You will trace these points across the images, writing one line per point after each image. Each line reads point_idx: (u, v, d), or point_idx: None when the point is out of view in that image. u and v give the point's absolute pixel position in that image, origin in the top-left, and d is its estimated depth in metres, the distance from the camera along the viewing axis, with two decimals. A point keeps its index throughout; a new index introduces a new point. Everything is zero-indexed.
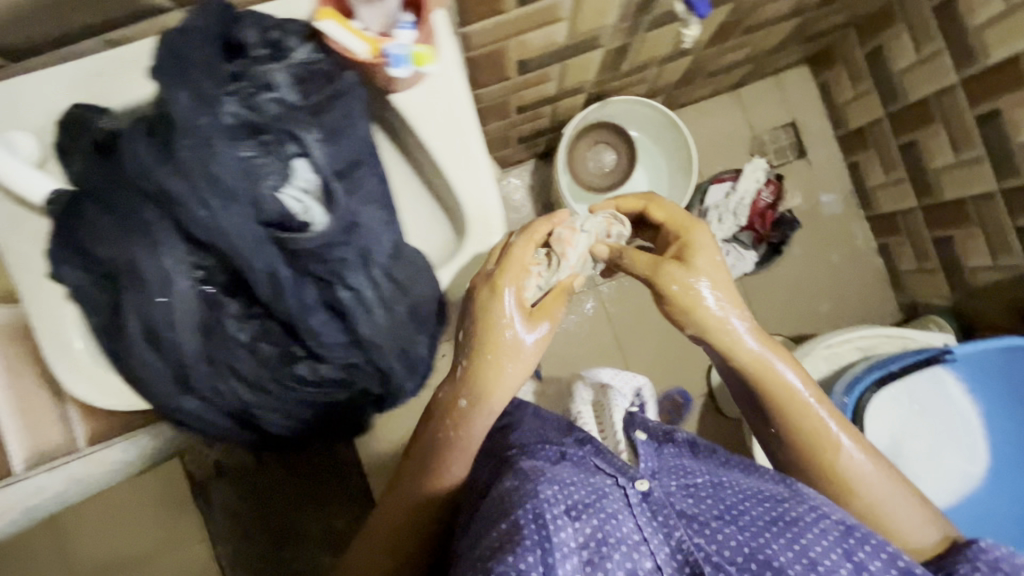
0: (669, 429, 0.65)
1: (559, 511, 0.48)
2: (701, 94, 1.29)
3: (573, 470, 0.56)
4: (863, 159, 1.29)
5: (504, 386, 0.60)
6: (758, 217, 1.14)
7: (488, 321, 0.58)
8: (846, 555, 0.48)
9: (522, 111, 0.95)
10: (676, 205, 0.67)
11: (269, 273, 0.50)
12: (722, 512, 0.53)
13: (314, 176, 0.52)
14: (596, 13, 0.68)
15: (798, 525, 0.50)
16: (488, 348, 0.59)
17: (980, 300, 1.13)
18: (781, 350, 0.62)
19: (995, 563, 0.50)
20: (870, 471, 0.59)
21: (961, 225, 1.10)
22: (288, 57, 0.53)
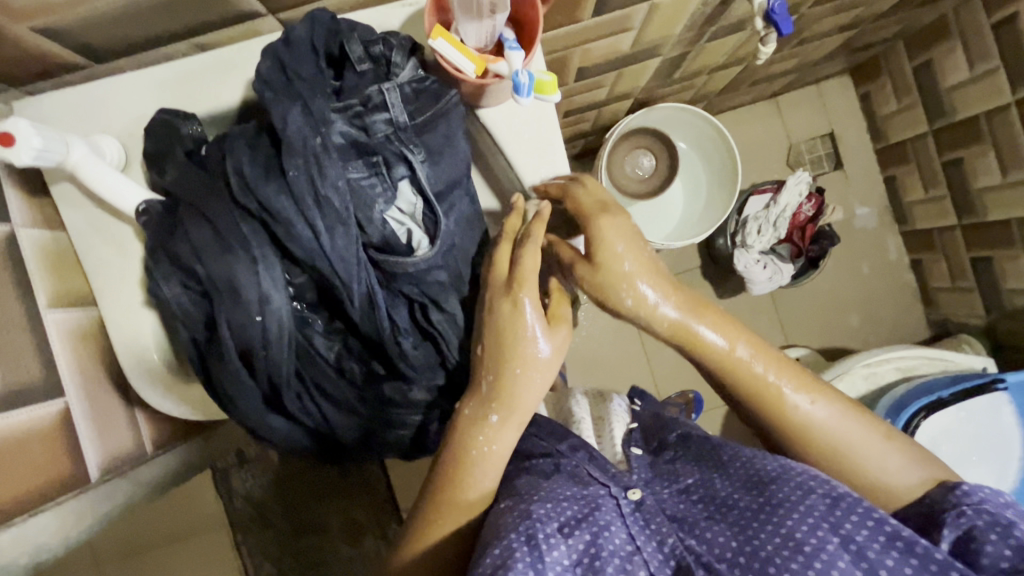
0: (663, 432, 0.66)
1: (552, 529, 0.49)
2: (741, 101, 1.27)
3: (566, 482, 0.56)
4: (901, 174, 1.27)
5: (535, 396, 0.54)
6: (797, 230, 1.13)
7: (508, 336, 0.53)
8: (833, 530, 0.45)
9: (568, 115, 0.94)
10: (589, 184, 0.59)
11: (368, 296, 0.53)
12: (712, 509, 0.52)
13: (416, 198, 0.54)
14: (665, 22, 0.66)
15: (784, 507, 0.48)
16: (512, 359, 0.53)
17: (1016, 321, 1.12)
18: (702, 310, 0.57)
19: (981, 505, 0.47)
20: (826, 422, 0.54)
21: (1002, 246, 1.09)
22: (395, 75, 0.52)
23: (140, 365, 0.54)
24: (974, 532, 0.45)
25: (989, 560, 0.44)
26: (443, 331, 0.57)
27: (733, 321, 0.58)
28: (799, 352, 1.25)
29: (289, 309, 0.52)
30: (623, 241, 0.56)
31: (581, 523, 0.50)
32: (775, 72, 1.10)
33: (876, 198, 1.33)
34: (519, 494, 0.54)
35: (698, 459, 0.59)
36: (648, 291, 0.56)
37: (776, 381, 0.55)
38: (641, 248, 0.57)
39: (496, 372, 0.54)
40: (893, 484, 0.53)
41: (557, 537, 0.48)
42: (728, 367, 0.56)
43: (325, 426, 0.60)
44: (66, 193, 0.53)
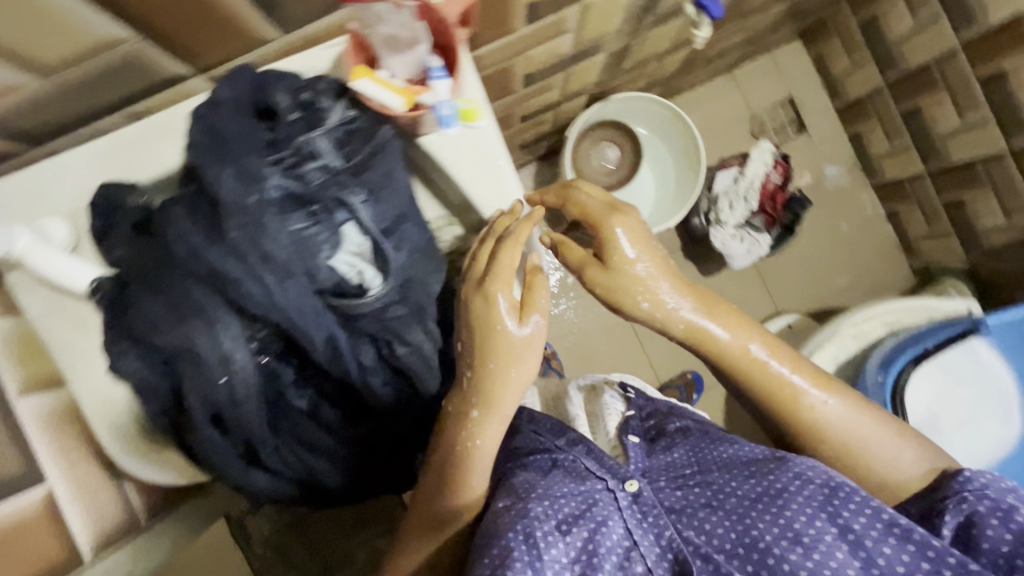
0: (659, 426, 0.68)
1: (550, 528, 0.50)
2: (697, 80, 1.28)
3: (564, 477, 0.57)
4: (864, 129, 1.28)
5: (514, 392, 0.56)
6: (769, 200, 1.14)
7: (483, 329, 0.55)
8: (830, 519, 0.48)
9: (526, 120, 0.94)
10: (596, 194, 0.62)
11: (330, 337, 0.53)
12: (710, 498, 0.53)
13: (364, 238, 0.53)
14: (601, 20, 0.67)
15: (783, 498, 0.50)
16: (487, 356, 0.55)
17: (996, 259, 1.13)
18: (717, 309, 0.60)
19: (981, 491, 0.52)
20: (838, 413, 0.59)
21: (971, 187, 1.10)
22: (324, 121, 0.53)
23: (121, 439, 0.54)
24: (975, 518, 0.50)
25: (990, 543, 0.48)
26: (413, 358, 0.58)
27: (746, 318, 0.61)
28: (790, 318, 1.26)
29: (254, 365, 0.52)
30: (633, 245, 0.59)
31: (581, 519, 0.52)
32: (726, 49, 1.11)
33: (844, 157, 1.34)
34: (518, 494, 0.55)
35: (692, 448, 0.60)
36: (665, 296, 0.59)
37: (791, 380, 0.59)
38: (654, 249, 0.60)
39: (475, 369, 0.56)
40: (892, 468, 0.58)
41: (559, 539, 0.50)
42: (745, 361, 0.60)
43: (309, 474, 0.60)
44: (20, 278, 0.54)
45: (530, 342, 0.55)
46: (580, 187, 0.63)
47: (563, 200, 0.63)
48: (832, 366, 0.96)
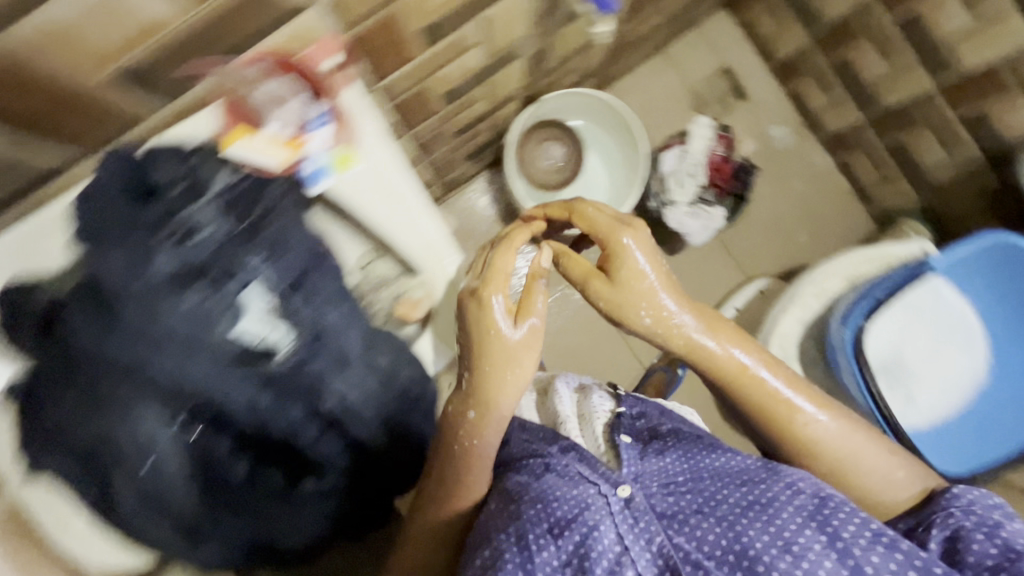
0: (654, 428, 0.67)
1: (542, 530, 0.54)
2: (629, 64, 1.28)
3: (557, 481, 0.59)
4: (802, 86, 1.29)
5: (510, 394, 0.59)
6: (716, 172, 1.14)
7: (478, 333, 0.59)
8: (820, 528, 0.52)
9: (461, 132, 0.95)
10: (598, 211, 0.65)
11: (249, 404, 0.52)
12: (701, 505, 0.57)
13: (271, 297, 0.53)
14: (508, 29, 0.68)
15: (773, 507, 0.54)
16: (491, 359, 0.59)
17: (946, 195, 1.15)
18: (721, 329, 0.64)
19: (969, 508, 0.55)
20: (831, 432, 0.63)
21: (908, 129, 1.13)
22: (209, 190, 0.52)
23: (65, 531, 0.57)
24: (962, 532, 0.54)
25: (974, 556, 0.52)
26: (346, 414, 0.57)
27: (746, 336, 0.66)
28: (761, 284, 1.26)
29: (179, 445, 0.52)
30: (639, 251, 0.62)
31: (573, 524, 0.54)
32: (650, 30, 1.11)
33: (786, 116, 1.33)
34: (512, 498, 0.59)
35: (685, 451, 0.62)
36: (670, 308, 0.62)
37: (786, 396, 0.63)
38: (660, 263, 0.63)
39: (474, 372, 0.60)
40: (882, 488, 0.62)
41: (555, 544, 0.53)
42: (741, 378, 0.63)
43: (259, 538, 0.60)
44: None
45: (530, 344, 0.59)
46: (586, 202, 0.67)
47: (567, 216, 0.67)
48: (800, 328, 0.97)
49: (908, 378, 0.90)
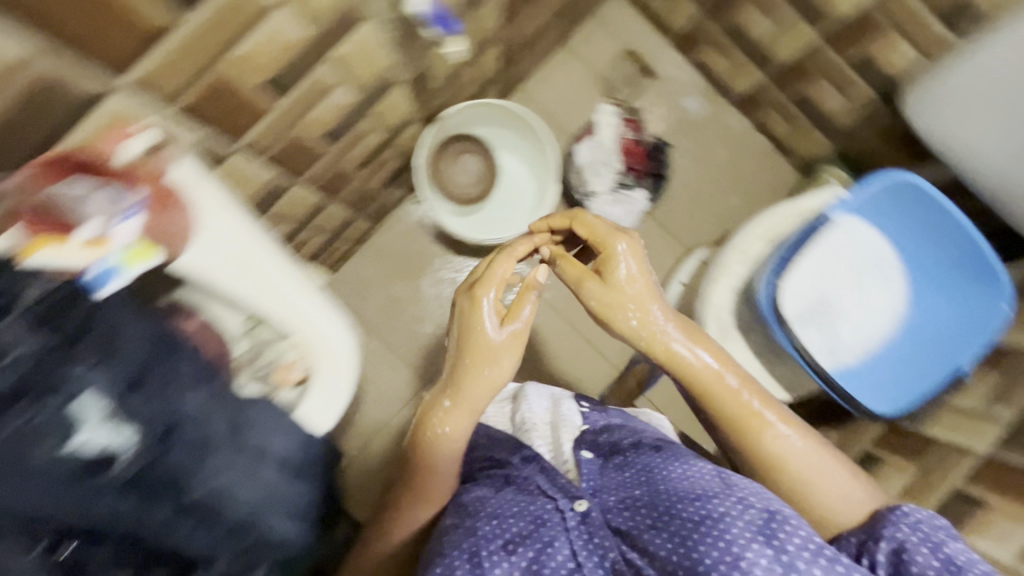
0: (614, 440, 0.75)
1: (496, 547, 0.63)
2: (533, 63, 1.28)
3: (513, 495, 0.69)
4: (703, 55, 1.30)
5: (481, 388, 0.73)
6: (630, 157, 1.27)
7: (469, 326, 0.73)
8: (766, 542, 0.55)
9: (364, 165, 0.94)
10: (596, 220, 0.76)
11: (110, 512, 0.47)
12: (654, 521, 0.62)
13: (108, 399, 0.50)
14: (368, 65, 0.67)
15: (723, 523, 0.58)
16: (479, 358, 0.73)
17: (856, 137, 1.17)
18: (700, 338, 0.71)
19: (917, 524, 0.59)
20: (797, 449, 0.69)
21: (805, 83, 1.15)
22: (17, 298, 0.46)
23: None
24: (906, 545, 0.58)
25: (918, 566, 0.55)
26: (217, 498, 0.55)
27: (726, 355, 0.72)
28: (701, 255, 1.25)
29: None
30: (629, 254, 0.72)
31: (524, 539, 0.64)
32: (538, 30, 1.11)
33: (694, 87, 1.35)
34: (467, 512, 0.70)
35: (643, 464, 0.69)
36: (657, 314, 0.71)
37: (760, 412, 0.69)
38: (646, 271, 0.72)
39: (457, 369, 0.74)
40: (835, 502, 0.67)
41: (509, 557, 0.63)
42: (707, 386, 0.70)
43: None
44: None
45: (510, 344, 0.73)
46: (587, 212, 0.78)
47: (568, 223, 0.78)
48: (732, 295, 0.98)
49: (831, 322, 0.91)
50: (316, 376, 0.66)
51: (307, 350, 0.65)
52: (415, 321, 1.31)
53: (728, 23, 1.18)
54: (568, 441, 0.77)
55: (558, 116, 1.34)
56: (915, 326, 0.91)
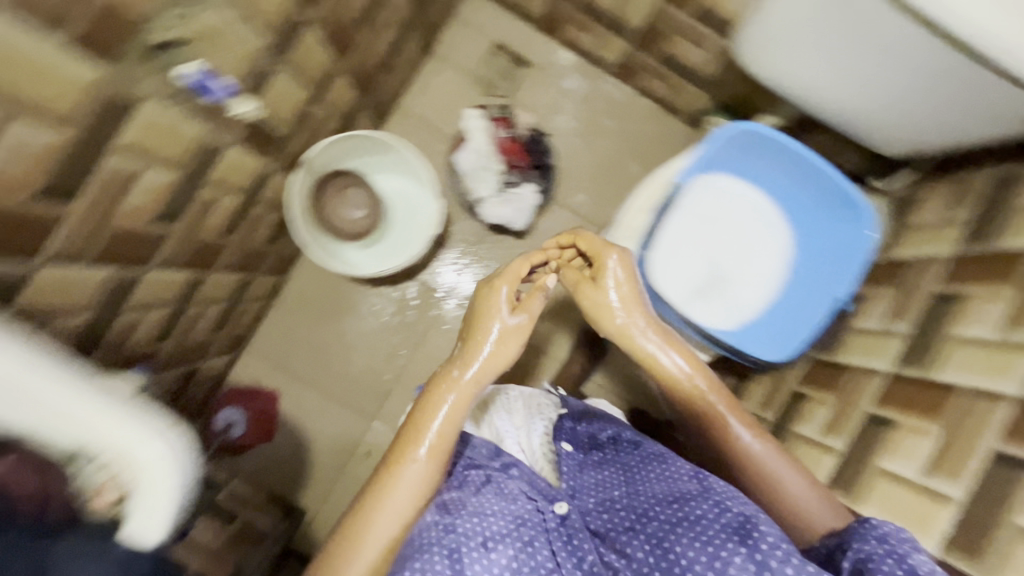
0: (596, 440, 1.04)
1: (473, 545, 0.83)
2: (402, 78, 1.36)
3: (493, 497, 0.90)
4: (563, 33, 1.37)
5: (487, 369, 0.98)
6: (510, 154, 1.35)
7: (485, 308, 1.00)
8: (750, 558, 0.72)
9: (236, 221, 1.00)
10: (595, 238, 1.04)
11: None
12: (634, 522, 0.85)
13: None
14: (178, 131, 0.73)
15: (704, 525, 0.77)
16: (481, 352, 0.98)
17: (728, 85, 1.28)
18: (676, 346, 0.99)
19: (885, 537, 0.69)
20: (760, 451, 0.90)
21: (666, 43, 1.26)
22: None
23: None
24: (874, 557, 0.67)
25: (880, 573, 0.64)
26: None
27: (695, 360, 0.99)
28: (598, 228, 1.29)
29: None
30: (620, 265, 1.01)
31: (500, 539, 0.84)
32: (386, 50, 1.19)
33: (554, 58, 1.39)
34: (446, 511, 0.88)
35: (625, 470, 0.94)
36: (637, 322, 0.99)
37: (732, 425, 0.93)
38: (637, 293, 1.01)
39: (465, 363, 0.97)
40: (804, 512, 0.84)
41: (486, 557, 0.82)
42: (687, 394, 0.97)
43: None
44: None
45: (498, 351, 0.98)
46: (614, 256, 1.01)
47: (574, 239, 1.06)
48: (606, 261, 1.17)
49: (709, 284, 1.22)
50: (134, 496, 0.70)
51: (135, 479, 0.70)
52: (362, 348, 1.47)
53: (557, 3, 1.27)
54: (540, 450, 1.07)
55: (436, 126, 1.42)
56: (790, 291, 1.20)
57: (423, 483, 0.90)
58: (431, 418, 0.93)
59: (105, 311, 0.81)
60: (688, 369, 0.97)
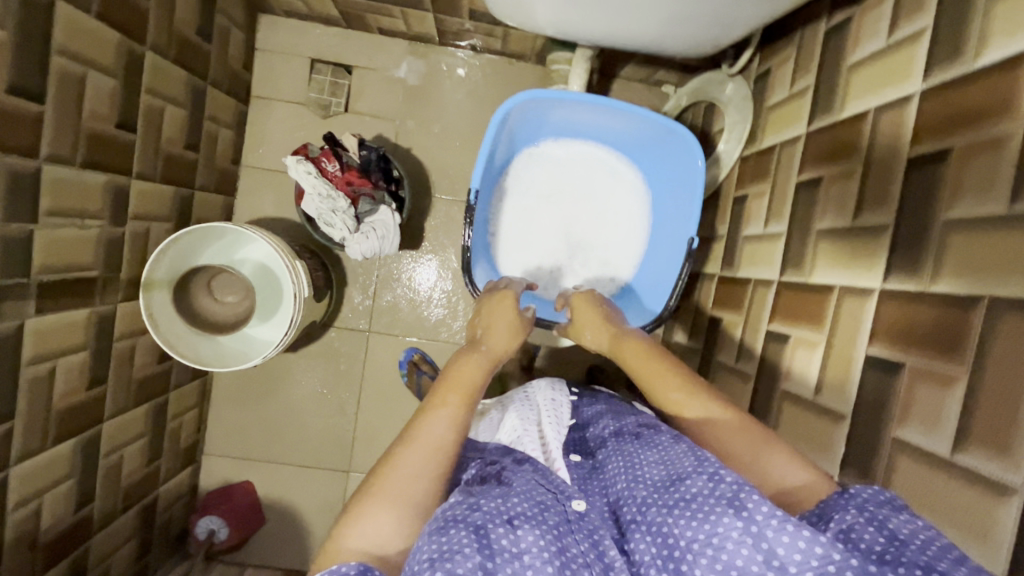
0: (618, 423, 0.73)
1: (499, 521, 0.53)
2: (542, 76, 1.37)
3: (518, 481, 0.60)
4: None
5: (635, 354, 0.73)
6: None
7: (578, 306, 0.86)
8: (879, 526, 0.47)
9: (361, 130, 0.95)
10: (826, 138, 0.76)
11: None
12: (680, 498, 0.54)
13: None
14: None
15: (750, 506, 0.49)
16: (612, 346, 0.78)
17: None
18: (724, 406, 0.64)
19: None
20: (771, 455, 0.59)
21: None
22: None
23: None
24: None
25: None
26: None
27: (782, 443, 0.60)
28: None
29: None
30: (753, 264, 0.90)
31: (531, 519, 0.54)
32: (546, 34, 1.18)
33: (657, 103, 1.33)
34: (472, 493, 0.58)
35: (660, 442, 0.64)
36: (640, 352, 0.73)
37: (823, 409, 0.67)
38: (768, 270, 0.85)
39: (603, 331, 0.81)
40: (775, 474, 0.58)
41: (514, 532, 0.52)
42: (649, 388, 0.69)
43: None
44: None
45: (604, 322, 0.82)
46: (816, 134, 0.78)
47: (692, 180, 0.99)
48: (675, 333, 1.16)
49: None
50: None
51: None
52: (389, 306, 1.39)
53: (645, 71, 1.25)
54: (565, 406, 0.81)
55: (452, 143, 1.37)
56: None
57: (450, 428, 0.64)
58: (587, 333, 0.84)
59: (14, 199, 0.73)
60: (701, 396, 0.65)
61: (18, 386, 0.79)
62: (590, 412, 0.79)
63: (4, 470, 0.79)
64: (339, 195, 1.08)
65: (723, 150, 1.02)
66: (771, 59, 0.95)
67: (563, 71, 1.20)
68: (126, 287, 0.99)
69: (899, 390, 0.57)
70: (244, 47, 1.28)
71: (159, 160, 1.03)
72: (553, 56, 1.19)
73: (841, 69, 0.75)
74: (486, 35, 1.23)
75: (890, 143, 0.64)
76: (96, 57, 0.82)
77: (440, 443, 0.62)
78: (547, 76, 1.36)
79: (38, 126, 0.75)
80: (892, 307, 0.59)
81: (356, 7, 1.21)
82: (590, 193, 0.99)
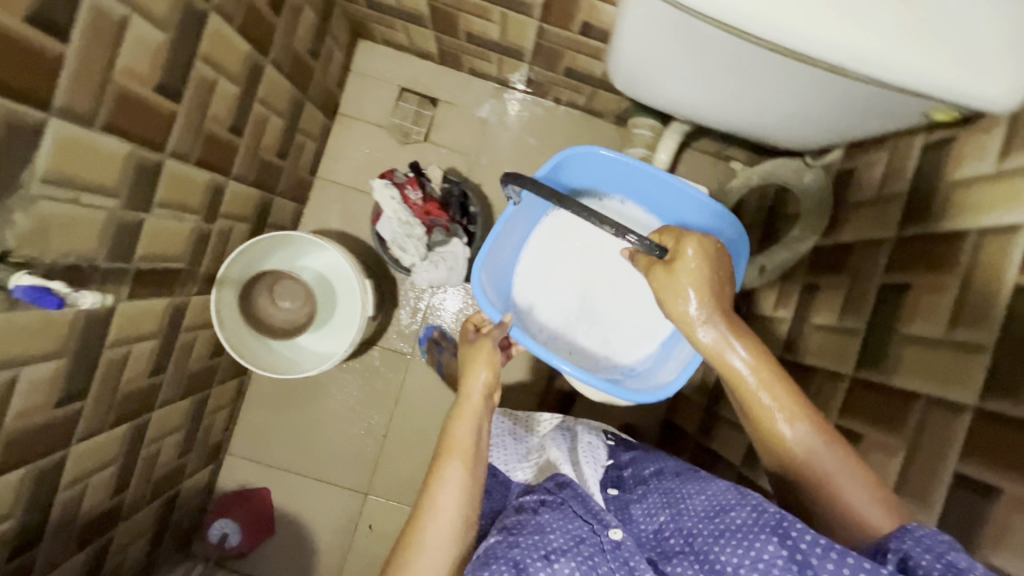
0: (654, 467, 0.76)
1: (536, 556, 0.61)
2: (615, 133, 1.41)
3: (551, 515, 0.67)
4: None
5: (741, 348, 0.66)
6: None
7: (667, 284, 0.70)
8: (937, 557, 0.51)
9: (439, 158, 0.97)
10: (920, 246, 0.77)
11: None
12: (723, 529, 0.60)
13: None
14: None
15: (785, 528, 0.55)
16: (718, 334, 0.67)
17: None
18: (814, 420, 0.64)
19: None
20: (842, 478, 0.62)
21: None
22: None
23: None
24: None
25: None
26: None
27: (862, 463, 0.63)
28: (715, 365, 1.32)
29: None
30: (824, 354, 0.90)
31: (566, 553, 0.62)
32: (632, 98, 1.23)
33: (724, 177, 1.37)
34: (509, 530, 0.66)
35: (698, 478, 0.69)
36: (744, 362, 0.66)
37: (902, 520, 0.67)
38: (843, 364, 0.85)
39: (706, 312, 0.68)
40: (843, 497, 0.61)
41: (551, 566, 0.61)
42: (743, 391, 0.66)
43: None
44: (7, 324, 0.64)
45: (713, 292, 0.69)
46: (909, 240, 0.80)
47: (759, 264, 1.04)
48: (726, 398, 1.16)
49: None
50: None
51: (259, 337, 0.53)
52: None
53: (720, 146, 1.29)
54: (596, 441, 0.86)
55: None
56: None
57: (459, 496, 0.70)
58: (671, 305, 0.70)
59: (136, 188, 0.76)
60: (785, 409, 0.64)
61: (97, 366, 0.80)
62: (628, 456, 0.82)
63: (65, 448, 0.79)
64: (416, 222, 1.12)
65: (795, 236, 1.05)
66: (857, 159, 0.99)
67: (643, 135, 1.23)
68: (202, 282, 1.02)
69: (996, 515, 0.58)
70: (340, 68, 1.33)
71: (253, 165, 1.06)
72: (635, 121, 1.23)
73: (939, 184, 0.78)
74: (573, 91, 1.28)
75: (993, 264, 0.66)
76: (228, 66, 0.87)
77: (452, 514, 0.69)
78: (621, 138, 1.40)
79: (170, 123, 0.79)
80: (989, 429, 0.60)
81: (454, 47, 1.26)
82: (609, 267, 1.05)
